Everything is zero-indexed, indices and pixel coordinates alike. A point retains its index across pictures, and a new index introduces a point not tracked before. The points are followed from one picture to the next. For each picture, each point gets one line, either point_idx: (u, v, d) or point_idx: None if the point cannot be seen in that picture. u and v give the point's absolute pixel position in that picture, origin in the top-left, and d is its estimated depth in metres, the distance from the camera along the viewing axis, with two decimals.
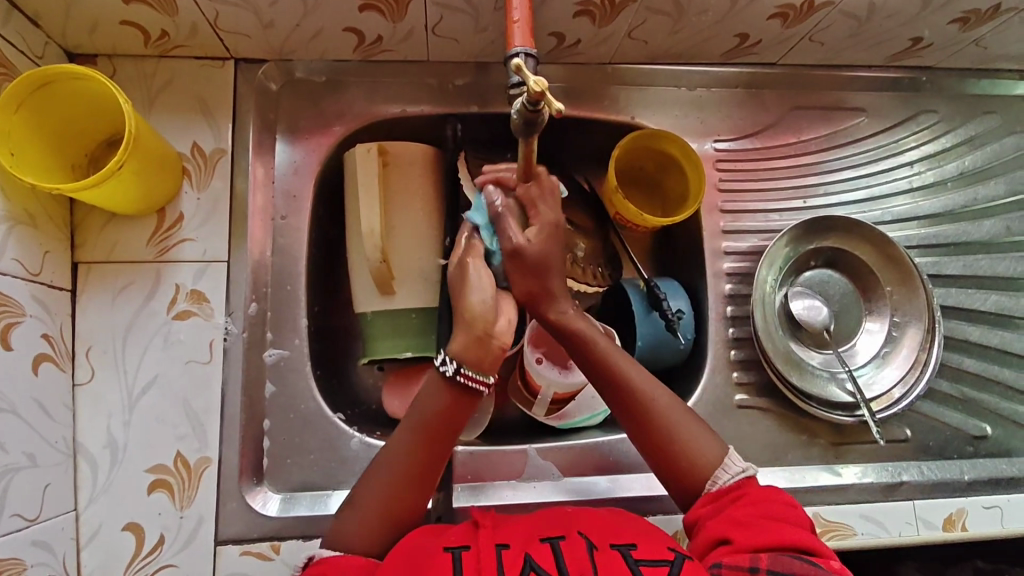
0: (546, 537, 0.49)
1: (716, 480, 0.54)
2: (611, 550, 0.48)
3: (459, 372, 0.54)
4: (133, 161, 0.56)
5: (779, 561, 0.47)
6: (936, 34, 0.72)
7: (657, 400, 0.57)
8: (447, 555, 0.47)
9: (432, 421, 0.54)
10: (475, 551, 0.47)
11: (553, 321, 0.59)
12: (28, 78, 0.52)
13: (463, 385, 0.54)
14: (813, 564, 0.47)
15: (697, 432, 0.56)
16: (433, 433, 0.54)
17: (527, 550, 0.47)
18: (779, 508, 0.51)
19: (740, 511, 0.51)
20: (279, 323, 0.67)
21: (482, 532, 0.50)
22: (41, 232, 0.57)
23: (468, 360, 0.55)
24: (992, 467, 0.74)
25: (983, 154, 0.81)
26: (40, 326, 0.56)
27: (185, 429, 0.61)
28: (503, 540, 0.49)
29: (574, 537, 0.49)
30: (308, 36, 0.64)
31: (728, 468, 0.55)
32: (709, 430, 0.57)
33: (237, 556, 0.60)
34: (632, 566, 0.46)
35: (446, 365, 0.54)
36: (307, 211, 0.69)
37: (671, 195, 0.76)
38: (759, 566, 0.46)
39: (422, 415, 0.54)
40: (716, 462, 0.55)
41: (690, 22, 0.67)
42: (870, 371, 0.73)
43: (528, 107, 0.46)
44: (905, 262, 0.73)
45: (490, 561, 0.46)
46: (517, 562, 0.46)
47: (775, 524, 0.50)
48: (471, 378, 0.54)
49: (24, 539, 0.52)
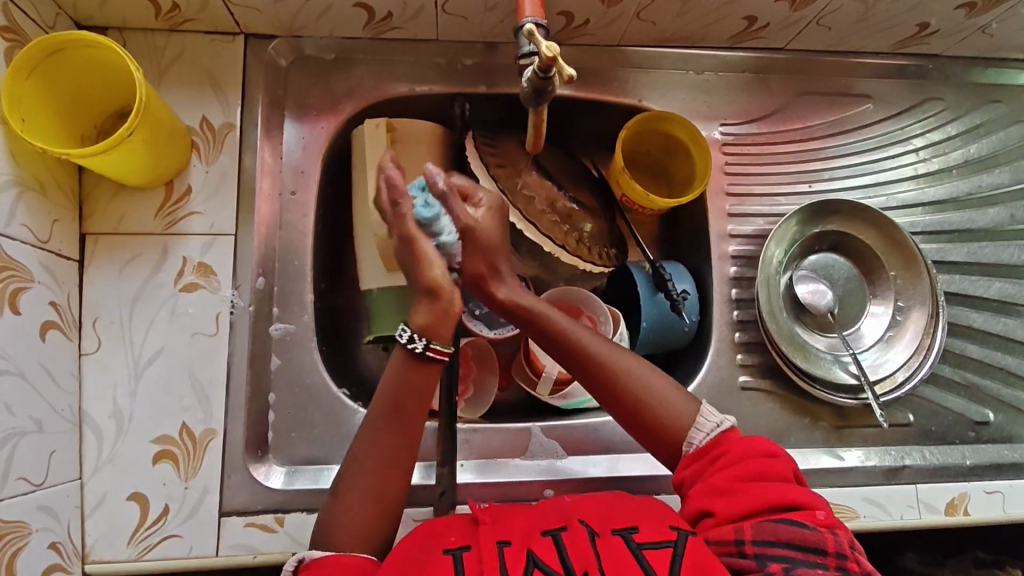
0: (547, 530, 0.48)
1: (692, 441, 0.54)
2: (612, 537, 0.47)
3: (427, 349, 0.54)
4: (142, 131, 0.56)
5: (763, 529, 0.47)
6: (943, 20, 0.72)
7: (631, 373, 0.57)
8: (447, 557, 0.45)
9: (407, 396, 0.54)
10: (476, 550, 0.46)
11: (501, 299, 0.59)
12: (41, 43, 0.52)
13: (428, 358, 0.55)
14: (798, 524, 0.47)
15: (669, 393, 0.57)
16: (410, 406, 0.54)
17: (529, 546, 0.46)
18: (759, 465, 0.51)
19: (720, 476, 0.52)
20: (285, 298, 0.66)
21: (482, 528, 0.48)
22: (50, 201, 0.57)
23: (438, 336, 0.55)
24: (994, 452, 0.74)
25: (988, 143, 0.81)
26: (47, 293, 0.56)
27: (190, 400, 0.61)
28: (504, 537, 0.47)
29: (575, 527, 0.47)
30: (318, 11, 0.65)
31: (703, 427, 0.55)
32: (677, 386, 0.58)
33: (241, 527, 0.60)
34: (634, 551, 0.46)
35: (414, 341, 0.54)
36: (314, 186, 0.69)
37: (680, 181, 0.76)
38: (744, 539, 0.47)
39: (397, 390, 0.54)
40: (691, 421, 0.55)
41: (698, 4, 0.67)
42: (875, 355, 0.74)
43: (540, 75, 0.50)
44: (908, 245, 0.74)
45: (493, 559, 0.45)
46: (520, 558, 0.45)
47: (759, 487, 0.50)
48: (439, 352, 0.55)
49: (31, 503, 0.52)
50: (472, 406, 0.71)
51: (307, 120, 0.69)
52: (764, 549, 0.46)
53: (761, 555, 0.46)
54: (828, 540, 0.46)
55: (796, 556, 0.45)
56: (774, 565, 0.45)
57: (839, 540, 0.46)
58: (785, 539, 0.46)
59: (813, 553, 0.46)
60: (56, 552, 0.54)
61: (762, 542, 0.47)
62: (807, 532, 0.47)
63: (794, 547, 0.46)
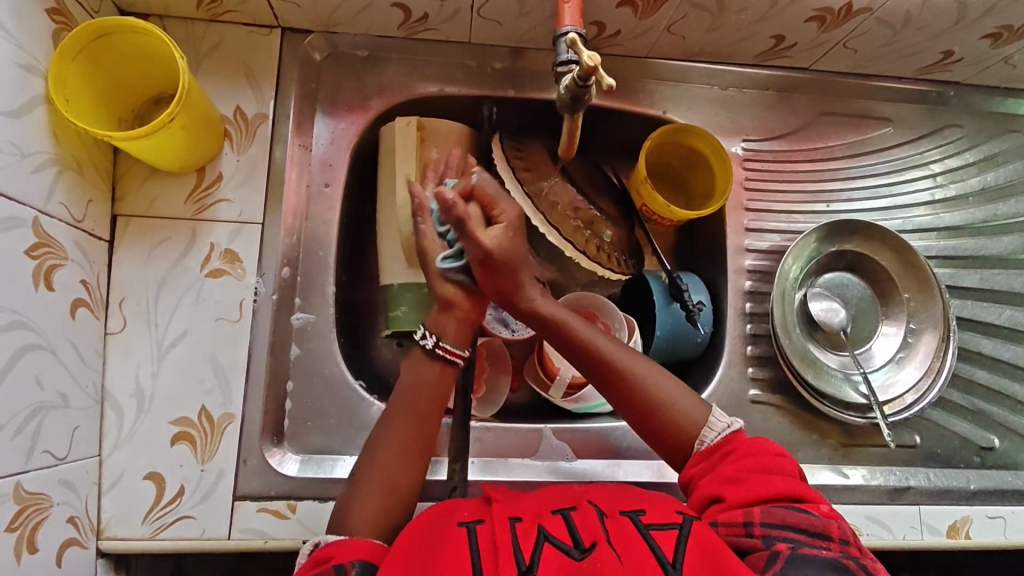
0: (557, 509, 0.49)
1: (704, 440, 0.56)
2: (620, 517, 0.48)
3: (437, 346, 0.59)
4: (183, 116, 0.57)
5: (771, 513, 0.48)
6: (968, 49, 0.73)
7: (648, 377, 0.58)
8: (463, 530, 0.46)
9: (423, 393, 0.57)
10: (490, 524, 0.46)
11: (524, 308, 0.61)
12: (87, 28, 0.53)
13: (440, 356, 0.59)
14: (805, 512, 0.48)
15: (685, 397, 0.58)
16: (423, 404, 0.57)
17: (540, 522, 0.46)
18: (767, 459, 0.53)
19: (731, 467, 0.53)
20: (308, 289, 0.68)
21: (495, 506, 0.49)
22: (86, 181, 0.58)
23: (446, 336, 0.60)
24: (998, 478, 0.74)
25: (1005, 172, 0.82)
26: (79, 272, 0.57)
27: (211, 384, 0.62)
28: (516, 513, 0.47)
29: (584, 507, 0.49)
30: (356, 10, 0.66)
31: (714, 426, 0.56)
32: (686, 387, 0.59)
33: (254, 512, 0.60)
34: (642, 531, 0.46)
35: (426, 338, 0.59)
36: (342, 180, 0.70)
37: (699, 192, 0.77)
38: (753, 522, 0.48)
39: (413, 388, 0.58)
40: (702, 422, 0.57)
41: (729, 20, 0.68)
42: (886, 374, 0.75)
43: (578, 83, 0.51)
44: (924, 268, 0.75)
45: (506, 533, 0.45)
46: (530, 533, 0.45)
47: (768, 476, 0.51)
48: (449, 351, 0.59)
49: (53, 477, 0.53)
50: (483, 406, 0.72)
51: (337, 116, 0.71)
52: (771, 531, 0.47)
53: (768, 536, 0.47)
54: (832, 526, 0.48)
55: (802, 538, 0.46)
56: (780, 544, 0.46)
57: (842, 528, 0.48)
58: (791, 523, 0.47)
59: (817, 537, 0.47)
60: (73, 526, 0.55)
61: (770, 525, 0.47)
62: (813, 518, 0.48)
63: (801, 531, 0.47)
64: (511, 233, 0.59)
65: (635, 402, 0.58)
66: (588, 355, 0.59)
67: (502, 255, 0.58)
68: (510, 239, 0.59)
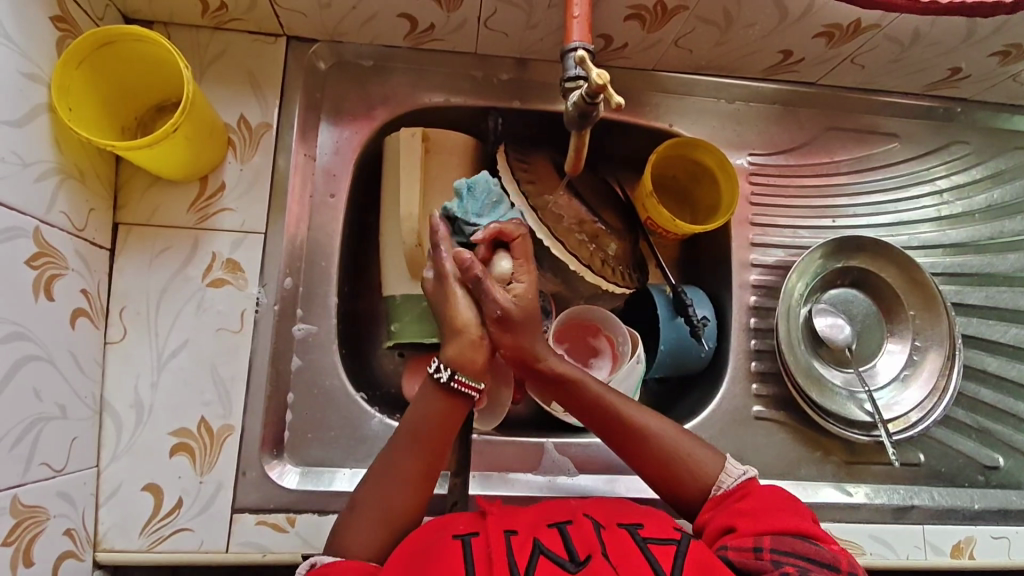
0: (552, 523, 0.48)
1: (721, 485, 0.55)
2: (617, 529, 0.48)
3: (452, 378, 0.55)
4: (186, 128, 0.57)
5: (782, 541, 0.48)
6: (975, 66, 0.73)
7: (660, 432, 0.57)
8: (457, 543, 0.46)
9: (427, 425, 0.54)
10: (485, 537, 0.46)
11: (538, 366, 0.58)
12: (91, 36, 0.53)
13: (454, 389, 0.55)
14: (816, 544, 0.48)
15: (697, 447, 0.57)
16: (429, 436, 0.54)
17: (536, 535, 0.46)
18: (780, 496, 0.53)
19: (742, 501, 0.53)
20: (310, 300, 0.67)
21: (489, 519, 0.48)
22: (88, 190, 0.58)
23: (463, 368, 0.56)
24: (1002, 498, 0.74)
25: (1011, 189, 0.82)
26: (79, 282, 0.57)
27: (211, 395, 0.61)
28: (511, 527, 0.47)
29: (581, 520, 0.48)
30: (361, 20, 0.66)
31: (730, 473, 0.56)
32: (698, 438, 0.58)
33: (252, 524, 0.60)
34: (640, 544, 0.46)
35: (440, 371, 0.55)
36: (346, 190, 0.70)
37: (704, 206, 0.77)
38: (763, 547, 0.48)
39: (418, 418, 0.55)
40: (716, 471, 0.56)
41: (737, 34, 0.68)
42: (891, 392, 0.74)
43: (587, 100, 0.51)
44: (931, 287, 0.74)
45: (500, 545, 0.44)
46: (525, 547, 0.45)
47: (780, 509, 0.51)
48: (464, 384, 0.55)
49: (50, 489, 0.52)
50: (485, 419, 0.68)
51: (342, 125, 0.70)
52: (781, 556, 0.47)
53: (778, 561, 0.46)
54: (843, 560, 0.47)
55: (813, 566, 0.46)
56: (790, 567, 0.45)
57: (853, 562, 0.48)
58: (802, 552, 0.47)
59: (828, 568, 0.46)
60: (71, 538, 0.54)
61: (780, 551, 0.47)
62: (823, 549, 0.48)
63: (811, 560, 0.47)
64: (529, 295, 0.58)
65: (650, 457, 0.57)
66: (599, 411, 0.58)
67: (523, 313, 0.57)
68: (528, 301, 0.58)
